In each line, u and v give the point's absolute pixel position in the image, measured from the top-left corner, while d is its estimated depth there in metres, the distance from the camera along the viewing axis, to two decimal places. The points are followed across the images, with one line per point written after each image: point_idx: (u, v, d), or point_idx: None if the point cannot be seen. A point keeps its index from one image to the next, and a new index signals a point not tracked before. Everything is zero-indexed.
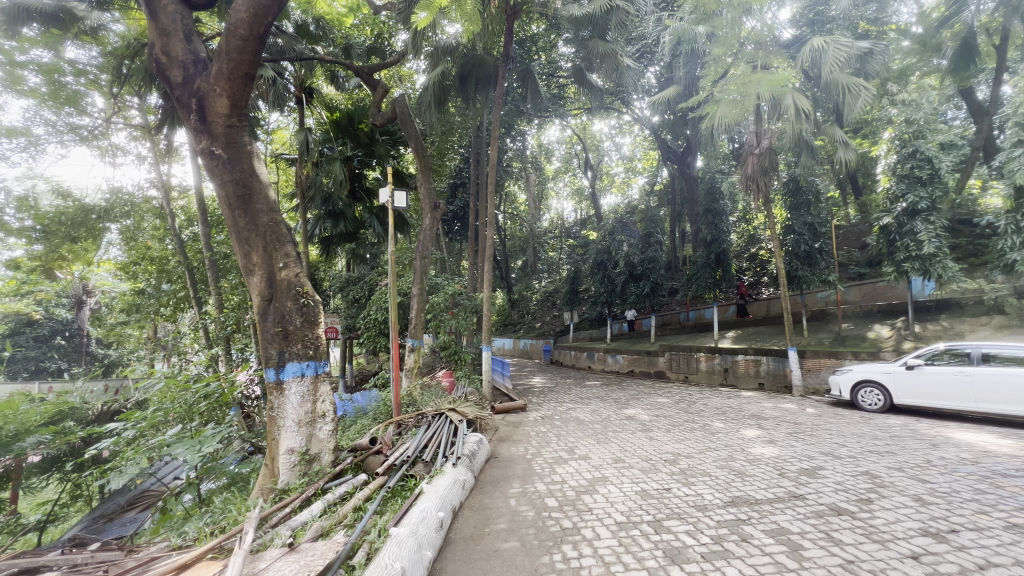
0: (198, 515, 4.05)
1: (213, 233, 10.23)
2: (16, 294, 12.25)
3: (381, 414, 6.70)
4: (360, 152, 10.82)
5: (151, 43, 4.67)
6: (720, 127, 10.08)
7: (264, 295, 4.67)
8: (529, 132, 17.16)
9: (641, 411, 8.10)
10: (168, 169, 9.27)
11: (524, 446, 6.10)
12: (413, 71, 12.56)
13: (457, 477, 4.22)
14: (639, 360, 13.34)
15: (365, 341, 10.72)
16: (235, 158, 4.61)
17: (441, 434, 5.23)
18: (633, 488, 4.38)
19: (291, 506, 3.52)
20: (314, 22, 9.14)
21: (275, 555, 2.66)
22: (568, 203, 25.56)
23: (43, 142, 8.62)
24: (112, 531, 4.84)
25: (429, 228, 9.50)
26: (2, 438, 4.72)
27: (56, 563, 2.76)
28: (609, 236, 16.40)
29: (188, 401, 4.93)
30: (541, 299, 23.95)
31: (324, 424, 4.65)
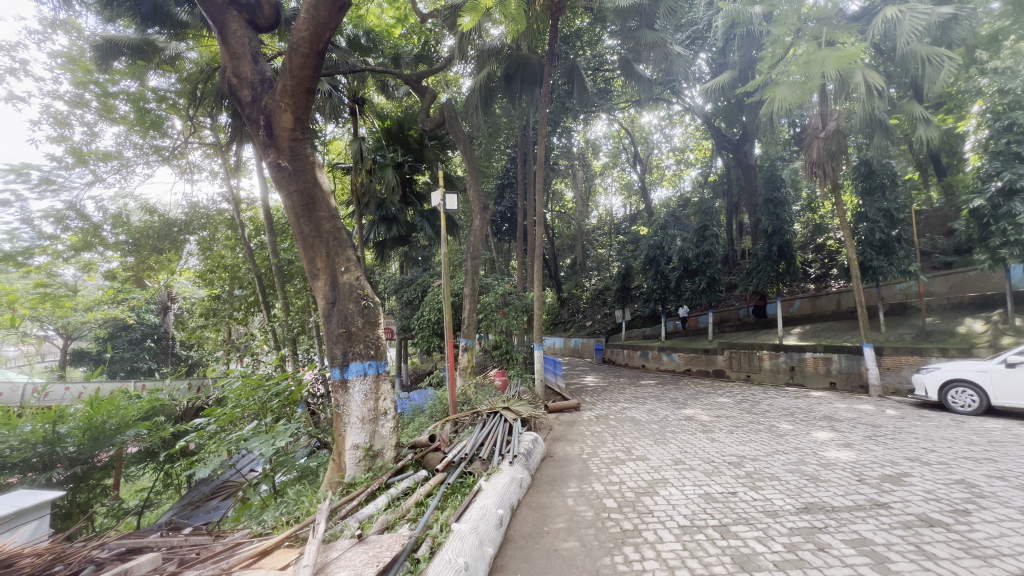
0: (273, 506, 4.34)
1: (279, 241, 10.91)
2: (113, 300, 13.63)
3: (438, 413, 6.86)
4: (410, 158, 11.10)
5: (223, 66, 5.03)
6: (781, 112, 9.50)
7: (328, 298, 4.92)
8: (576, 129, 16.98)
9: (700, 412, 7.79)
10: (238, 183, 9.94)
11: (579, 445, 6.04)
12: (459, 75, 12.78)
13: (514, 475, 4.25)
14: (696, 359, 12.84)
15: (420, 342, 11.02)
16: (300, 169, 4.87)
17: (496, 432, 5.27)
18: (696, 491, 4.22)
19: (357, 500, 3.68)
20: (364, 35, 9.48)
21: (345, 545, 2.79)
22: (616, 199, 25.10)
23: (132, 164, 9.53)
24: (202, 517, 5.28)
25: (479, 229, 9.62)
26: (106, 431, 5.26)
27: (157, 545, 3.01)
28: (661, 231, 15.89)
29: (262, 399, 5.25)
30: (591, 297, 23.67)
31: (386, 421, 4.82)
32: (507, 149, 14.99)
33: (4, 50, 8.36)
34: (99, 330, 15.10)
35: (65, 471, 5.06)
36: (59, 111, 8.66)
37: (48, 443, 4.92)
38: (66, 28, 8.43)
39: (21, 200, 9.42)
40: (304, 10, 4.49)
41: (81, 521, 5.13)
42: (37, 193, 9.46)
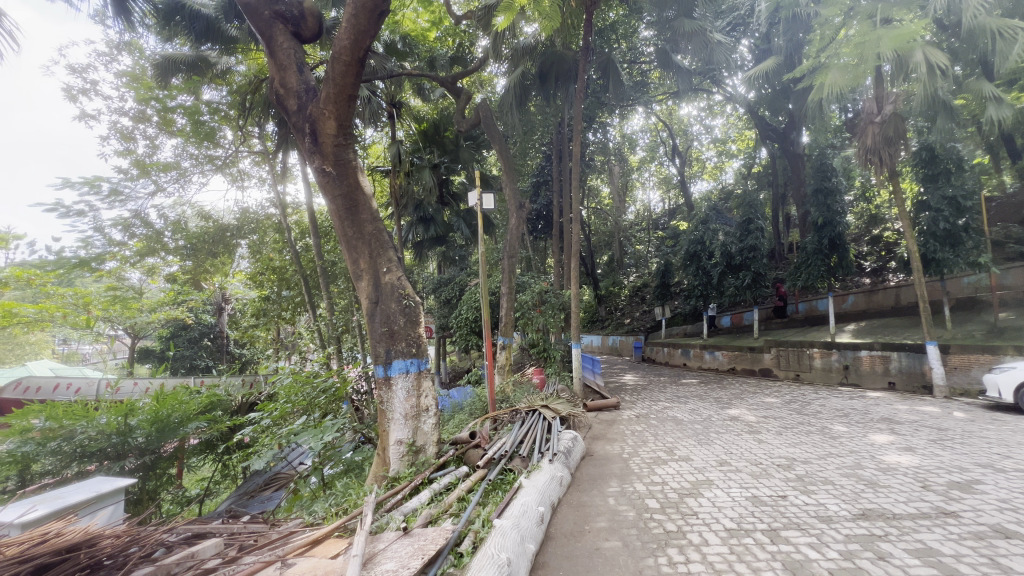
0: (323, 497, 4.54)
1: (323, 244, 11.35)
2: (174, 301, 14.55)
3: (477, 410, 6.96)
4: (446, 158, 11.34)
5: (271, 78, 5.27)
6: (831, 97, 9.01)
7: (371, 298, 5.07)
8: (612, 124, 16.65)
9: (746, 412, 7.52)
10: (284, 188, 10.38)
11: (619, 445, 5.96)
12: (494, 74, 12.85)
13: (554, 474, 4.25)
14: (740, 357, 12.41)
15: (458, 340, 11.16)
16: (343, 173, 5.04)
17: (536, 430, 5.27)
18: (743, 493, 4.09)
19: (402, 493, 3.78)
20: (401, 40, 9.78)
21: (392, 537, 2.89)
22: (654, 193, 24.57)
23: (189, 174, 10.15)
24: (258, 506, 5.58)
25: (515, 227, 9.65)
26: (172, 424, 5.69)
27: (219, 531, 3.21)
28: (702, 225, 15.39)
29: (310, 395, 5.50)
30: (630, 295, 23.32)
31: (428, 417, 4.93)
32: (542, 146, 14.88)
33: (77, 71, 9.08)
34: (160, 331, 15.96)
35: (136, 461, 5.44)
36: (124, 127, 9.33)
37: (121, 435, 5.32)
38: (130, 49, 9.07)
39: (94, 210, 10.24)
40: (345, 20, 4.66)
41: (151, 507, 5.52)
42: (107, 203, 10.24)
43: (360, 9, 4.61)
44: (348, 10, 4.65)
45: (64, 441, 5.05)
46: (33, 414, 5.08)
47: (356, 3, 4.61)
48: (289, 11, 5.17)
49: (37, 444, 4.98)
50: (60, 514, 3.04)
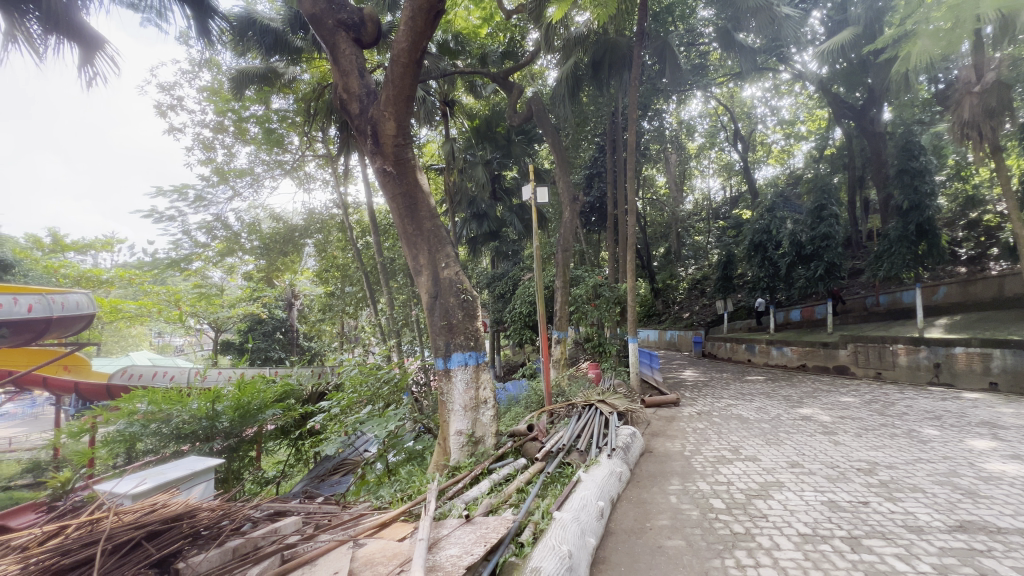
0: (389, 483, 4.76)
1: (383, 241, 11.81)
2: (250, 297, 15.71)
3: (533, 403, 6.99)
4: (498, 153, 12.24)
5: (335, 84, 5.52)
6: (919, 67, 8.16)
7: (431, 292, 5.22)
8: (670, 110, 15.98)
9: (820, 412, 7.04)
10: (346, 189, 10.88)
11: (680, 442, 5.78)
12: (545, 67, 12.78)
13: (613, 469, 4.20)
14: (812, 353, 11.62)
15: (512, 334, 11.25)
16: (403, 173, 5.22)
17: (593, 424, 5.23)
18: (817, 497, 3.84)
19: (463, 482, 3.89)
20: (453, 39, 9.93)
21: (455, 524, 2.98)
22: (714, 181, 23.48)
23: (261, 179, 10.91)
24: (329, 489, 5.93)
25: (569, 220, 9.59)
26: (252, 410, 6.20)
27: (297, 510, 3.46)
28: (768, 213, 14.55)
29: (375, 386, 5.78)
30: (688, 288, 22.46)
31: (486, 409, 5.02)
32: (595, 137, 14.51)
33: (165, 89, 10.01)
34: (234, 329, 16.61)
35: (223, 442, 5.96)
36: (206, 137, 10.18)
37: (209, 419, 5.86)
38: (209, 66, 9.86)
39: (183, 215, 11.28)
40: (403, 23, 4.80)
41: (236, 485, 6.04)
42: (193, 208, 11.24)
43: (417, 11, 4.72)
44: (405, 12, 4.78)
45: (163, 423, 5.63)
46: (138, 399, 5.71)
47: (413, 5, 4.71)
48: (350, 18, 5.37)
49: (141, 425, 5.56)
50: (165, 487, 3.41)
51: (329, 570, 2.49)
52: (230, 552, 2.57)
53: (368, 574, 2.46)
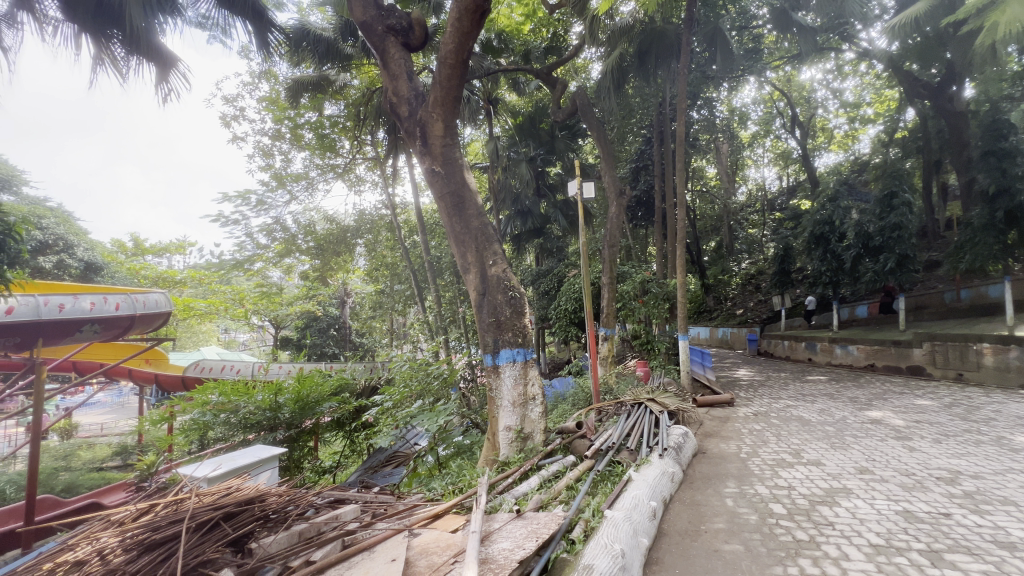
0: (440, 476, 4.87)
1: (430, 240, 12.07)
2: (307, 296, 16.52)
3: (580, 400, 6.93)
4: (541, 150, 12.01)
5: (385, 88, 5.68)
6: (1007, 36, 7.39)
7: (479, 289, 5.29)
8: (720, 97, 15.32)
9: (891, 415, 6.54)
10: (394, 189, 11.21)
11: (735, 444, 5.56)
12: (589, 60, 12.62)
13: (665, 469, 4.10)
14: (882, 352, 10.83)
15: (558, 331, 11.21)
16: (451, 172, 5.32)
17: (643, 423, 5.11)
18: (891, 506, 3.58)
19: (512, 477, 3.93)
20: (496, 37, 10.08)
21: (506, 518, 3.01)
22: (769, 170, 22.32)
23: (315, 182, 11.46)
24: (382, 479, 6.16)
25: (616, 215, 9.42)
26: (311, 403, 6.54)
27: (355, 498, 3.60)
28: (831, 203, 13.63)
29: (425, 381, 5.94)
30: (742, 283, 21.54)
31: (535, 406, 5.03)
32: (642, 129, 14.11)
33: (229, 101, 10.70)
34: (290, 329, 17.40)
35: (285, 433, 6.33)
36: (265, 145, 10.79)
37: (273, 410, 6.24)
38: (267, 77, 10.41)
39: (246, 218, 12.05)
40: (450, 25, 4.89)
41: (298, 473, 6.39)
42: (255, 212, 11.99)
43: (463, 12, 4.79)
44: (452, 14, 4.86)
45: (232, 414, 6.04)
46: (209, 390, 6.15)
47: (459, 6, 4.79)
48: (399, 23, 5.50)
49: (212, 415, 6.00)
50: (234, 473, 3.73)
51: (386, 557, 2.58)
52: (297, 536, 2.73)
53: (424, 562, 2.54)
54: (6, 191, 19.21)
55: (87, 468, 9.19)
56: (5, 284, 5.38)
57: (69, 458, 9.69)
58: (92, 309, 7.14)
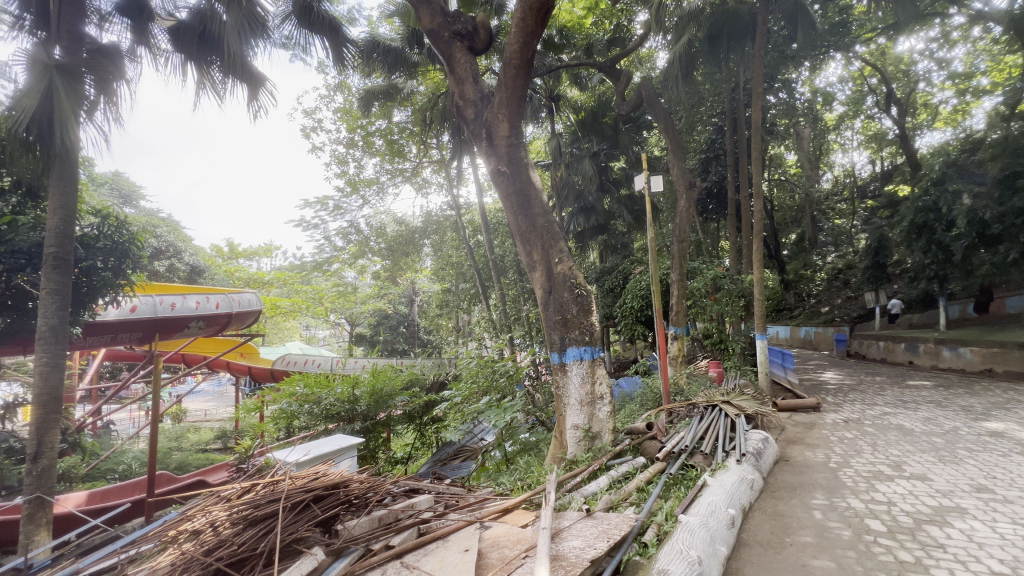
0: (508, 471, 4.94)
1: (493, 239, 12.24)
2: (379, 295, 17.37)
3: (649, 401, 6.73)
4: (605, 145, 11.88)
5: (452, 92, 5.82)
6: None
7: (545, 287, 5.30)
8: (802, 77, 14.14)
9: (1016, 428, 5.73)
10: (458, 190, 11.50)
11: (823, 452, 5.14)
12: (654, 49, 12.21)
13: (743, 475, 3.89)
14: (1001, 355, 9.54)
15: (623, 329, 10.96)
16: (516, 171, 5.37)
17: (718, 426, 4.86)
18: (1016, 531, 3.15)
19: (581, 476, 3.91)
20: (558, 33, 9.83)
21: (575, 517, 3.00)
22: (860, 153, 20.30)
23: (384, 186, 12.05)
24: (452, 472, 6.35)
25: (685, 209, 9.03)
26: (385, 396, 6.92)
27: (429, 488, 3.75)
28: (937, 187, 12.03)
29: (492, 377, 6.04)
30: (828, 279, 19.84)
31: (603, 405, 4.96)
32: (712, 117, 13.28)
33: (309, 113, 11.51)
34: (362, 327, 18.46)
35: (362, 424, 6.72)
36: (340, 153, 11.49)
37: (351, 402, 6.65)
38: (342, 89, 11.06)
39: (324, 222, 12.94)
40: (514, 25, 4.95)
41: (373, 463, 6.76)
42: (332, 216, 12.84)
43: (527, 12, 4.82)
44: (516, 14, 4.91)
45: (315, 404, 6.53)
46: (295, 382, 6.67)
47: (524, 6, 4.82)
48: (465, 28, 5.62)
49: (298, 404, 6.51)
50: (324, 458, 4.11)
51: (460, 547, 2.67)
52: (377, 521, 2.90)
53: (496, 555, 2.60)
54: (128, 204, 21.99)
55: (193, 449, 10.34)
56: (130, 285, 6.16)
57: (181, 439, 10.95)
58: (198, 308, 8.02)
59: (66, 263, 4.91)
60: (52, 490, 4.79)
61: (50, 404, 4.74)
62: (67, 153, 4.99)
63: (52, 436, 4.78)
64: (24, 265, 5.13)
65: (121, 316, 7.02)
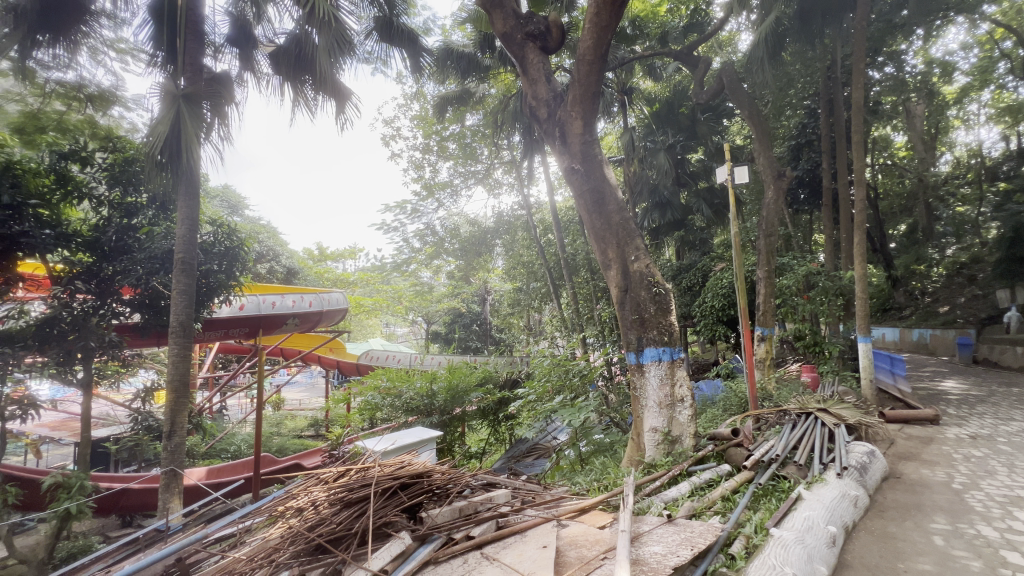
0: (584, 472, 4.91)
1: (564, 237, 12.17)
2: (453, 294, 17.93)
3: (733, 406, 6.34)
4: (681, 136, 11.36)
5: (525, 93, 5.86)
6: None
7: (621, 286, 5.19)
8: (914, 47, 12.53)
9: None
10: (529, 190, 11.57)
11: (943, 471, 4.53)
12: (736, 31, 11.48)
13: (845, 491, 3.55)
14: None
15: (702, 330, 10.43)
16: (590, 169, 5.30)
17: (814, 436, 4.47)
18: None
19: (660, 481, 3.80)
20: (630, 24, 9.44)
21: (655, 521, 2.91)
22: (989, 129, 17.57)
23: (458, 188, 12.44)
24: (526, 469, 6.42)
25: (773, 200, 8.40)
26: (462, 391, 7.19)
27: (506, 483, 3.82)
28: None
29: (566, 376, 6.01)
30: (947, 274, 17.43)
31: (684, 408, 4.76)
32: (803, 99, 12.12)
33: (388, 123, 12.21)
34: (438, 325, 19.16)
35: (439, 418, 6.99)
36: (417, 159, 12.05)
37: (429, 397, 6.97)
38: (418, 97, 11.61)
39: (403, 225, 13.63)
40: (588, 20, 4.94)
41: (450, 456, 7.02)
42: (410, 219, 13.51)
43: (601, 5, 4.80)
44: (590, 9, 4.90)
45: (397, 397, 6.92)
46: (379, 376, 7.11)
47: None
48: (537, 28, 5.64)
49: (381, 397, 6.93)
50: (409, 448, 4.44)
51: (538, 543, 2.70)
52: (457, 511, 3.01)
53: (575, 554, 2.60)
54: (236, 214, 24.66)
55: (291, 435, 11.40)
56: (239, 286, 6.92)
57: (280, 425, 12.10)
58: (294, 306, 8.85)
59: (192, 267, 5.62)
60: (181, 464, 5.50)
61: (179, 389, 5.43)
62: (190, 171, 5.70)
63: (182, 417, 5.49)
64: (159, 269, 5.96)
65: (232, 314, 7.85)
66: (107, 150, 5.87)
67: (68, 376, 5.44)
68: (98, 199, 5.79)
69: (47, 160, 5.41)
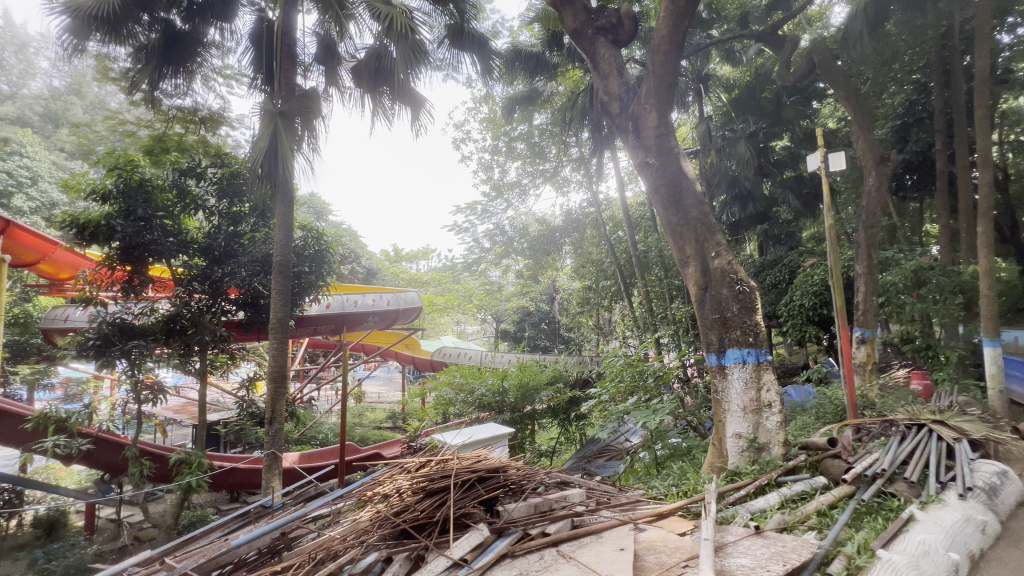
0: (660, 476, 4.74)
1: (635, 234, 11.81)
2: (521, 292, 18.04)
3: (828, 414, 5.82)
4: (764, 123, 10.60)
5: (595, 87, 5.72)
6: None
7: (700, 284, 4.95)
8: None
9: None
10: (599, 187, 11.37)
11: None
12: (828, 4, 10.51)
13: (968, 514, 3.14)
14: None
15: (790, 330, 9.66)
16: (665, 163, 5.10)
17: (929, 450, 3.98)
18: None
19: (746, 491, 3.58)
20: (705, 8, 9.00)
21: (741, 532, 2.76)
22: None
23: (525, 188, 12.55)
24: (599, 470, 6.33)
25: (874, 187, 7.59)
26: (532, 389, 7.24)
27: (579, 482, 3.79)
28: None
29: (639, 377, 5.85)
30: None
31: (771, 414, 4.45)
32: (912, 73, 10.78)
33: (459, 126, 12.61)
34: (507, 323, 19.40)
35: (510, 415, 7.10)
36: (486, 160, 12.31)
37: (500, 394, 7.11)
38: (486, 100, 11.88)
39: (473, 225, 13.98)
40: (663, 10, 4.93)
41: (521, 453, 7.11)
42: (479, 219, 13.81)
43: None
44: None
45: (470, 393, 7.12)
46: (453, 373, 7.36)
47: None
48: (609, 22, 5.54)
49: (455, 392, 7.18)
50: (484, 444, 4.55)
51: (615, 545, 2.66)
52: (533, 507, 3.05)
53: (654, 559, 2.53)
54: (323, 219, 26.69)
55: (371, 426, 12.13)
56: (327, 286, 7.48)
57: (362, 417, 12.90)
58: (374, 304, 9.43)
59: (288, 269, 6.16)
60: (280, 447, 6.06)
61: (278, 379, 5.99)
62: (285, 182, 6.24)
63: (280, 405, 6.04)
64: (259, 271, 6.59)
65: (321, 312, 8.57)
66: (217, 165, 6.55)
67: (188, 366, 6.19)
68: (210, 210, 6.50)
69: (171, 177, 6.19)
